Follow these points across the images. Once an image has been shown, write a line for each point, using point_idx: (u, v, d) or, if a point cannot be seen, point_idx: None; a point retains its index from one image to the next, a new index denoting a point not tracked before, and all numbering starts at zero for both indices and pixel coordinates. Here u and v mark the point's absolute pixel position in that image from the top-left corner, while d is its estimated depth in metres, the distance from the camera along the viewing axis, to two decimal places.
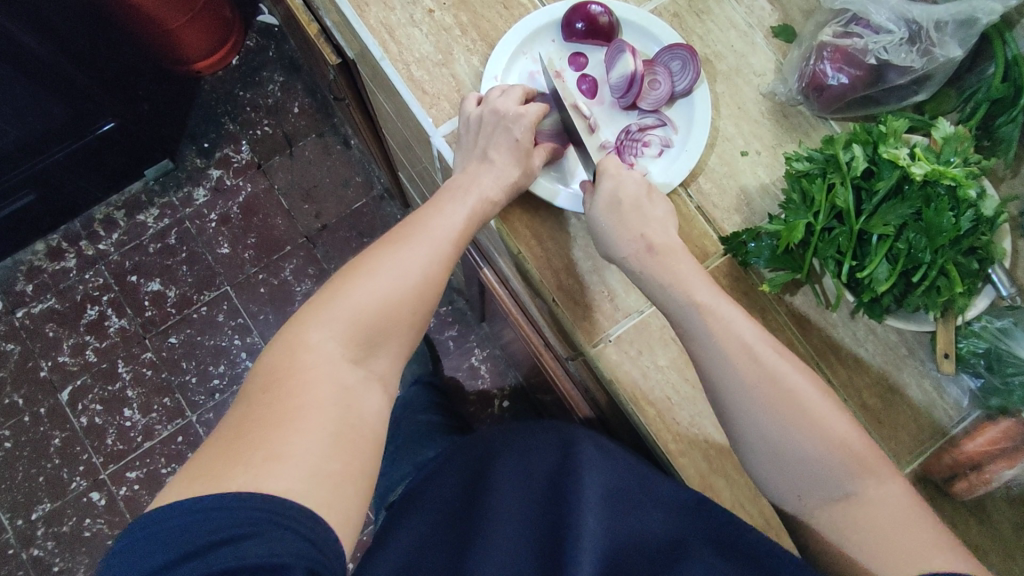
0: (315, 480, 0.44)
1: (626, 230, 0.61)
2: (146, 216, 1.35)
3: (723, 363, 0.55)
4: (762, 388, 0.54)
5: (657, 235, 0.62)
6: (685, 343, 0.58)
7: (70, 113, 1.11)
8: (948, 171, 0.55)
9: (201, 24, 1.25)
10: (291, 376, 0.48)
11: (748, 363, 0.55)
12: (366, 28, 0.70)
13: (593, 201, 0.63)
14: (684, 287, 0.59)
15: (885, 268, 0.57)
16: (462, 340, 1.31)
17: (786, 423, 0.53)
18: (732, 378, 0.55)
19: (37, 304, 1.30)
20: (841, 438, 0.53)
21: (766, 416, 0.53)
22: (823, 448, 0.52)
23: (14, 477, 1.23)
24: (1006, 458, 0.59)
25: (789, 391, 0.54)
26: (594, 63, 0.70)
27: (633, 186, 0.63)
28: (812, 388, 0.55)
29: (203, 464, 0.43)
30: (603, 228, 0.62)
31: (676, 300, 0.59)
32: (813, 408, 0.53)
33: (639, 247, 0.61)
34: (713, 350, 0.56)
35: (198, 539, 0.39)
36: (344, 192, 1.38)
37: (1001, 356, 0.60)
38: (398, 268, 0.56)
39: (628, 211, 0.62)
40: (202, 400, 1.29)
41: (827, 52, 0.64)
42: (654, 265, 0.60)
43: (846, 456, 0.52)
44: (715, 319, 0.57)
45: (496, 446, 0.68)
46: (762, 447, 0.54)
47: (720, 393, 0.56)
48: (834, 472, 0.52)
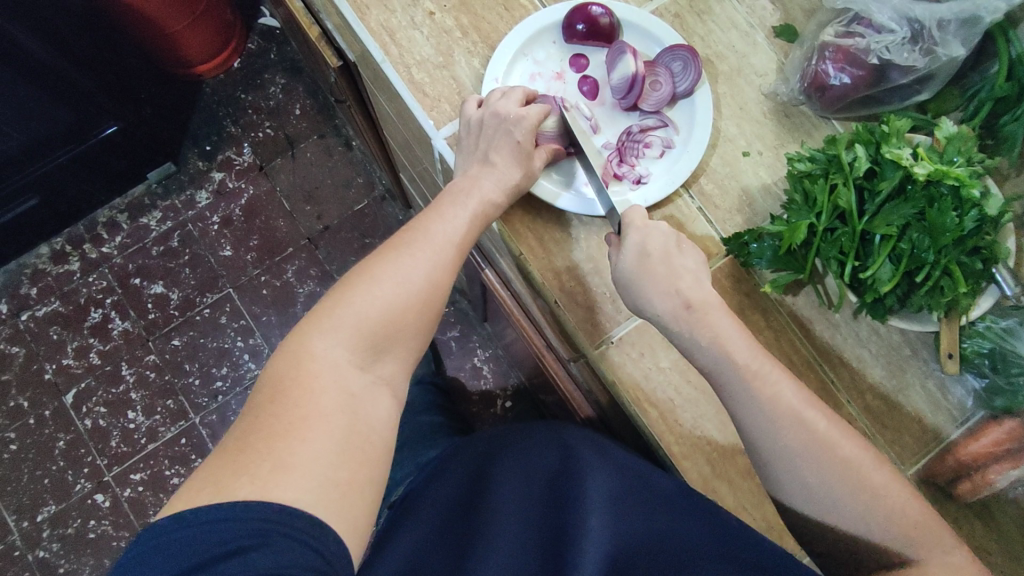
0: (323, 488, 0.44)
1: (660, 290, 0.58)
2: (149, 219, 1.35)
3: (773, 433, 0.53)
4: (815, 456, 0.52)
5: (692, 290, 0.58)
6: (729, 408, 0.56)
7: (73, 116, 1.11)
8: (952, 170, 0.55)
9: (203, 26, 1.25)
10: (295, 384, 0.48)
11: (801, 434, 0.53)
12: (367, 31, 0.70)
13: (624, 257, 0.60)
14: (728, 350, 0.56)
15: (888, 268, 0.57)
16: (465, 340, 1.31)
17: (843, 492, 0.52)
18: (782, 445, 0.53)
19: (41, 307, 1.31)
20: (898, 505, 0.52)
21: (821, 485, 0.52)
22: (881, 519, 0.52)
23: (19, 479, 1.24)
24: (1011, 459, 0.60)
25: (843, 458, 0.53)
26: (595, 64, 0.70)
27: (661, 237, 0.60)
28: (864, 451, 0.53)
29: (208, 474, 0.43)
30: (641, 287, 0.59)
31: (721, 364, 0.56)
32: (869, 475, 0.52)
33: (676, 306, 0.58)
34: (762, 419, 0.54)
35: (205, 552, 0.39)
36: (346, 194, 1.38)
37: (1006, 356, 0.60)
38: (402, 275, 0.55)
39: (660, 267, 0.59)
40: (206, 402, 1.29)
41: (829, 52, 0.64)
42: (694, 326, 0.57)
43: (905, 525, 0.52)
44: (763, 386, 0.54)
45: (498, 450, 0.68)
46: (815, 513, 0.53)
47: (774, 463, 0.54)
48: (893, 539, 0.52)
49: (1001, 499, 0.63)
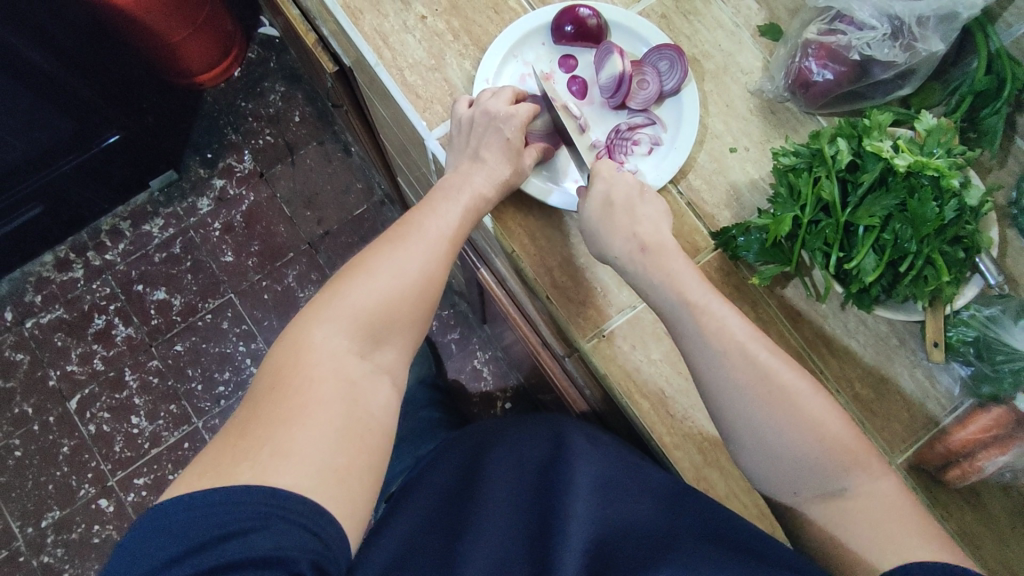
0: (321, 474, 0.45)
1: (618, 231, 0.62)
2: (152, 226, 1.37)
3: (716, 363, 0.56)
4: (753, 385, 0.55)
5: (648, 232, 0.63)
6: (678, 342, 0.59)
7: (74, 126, 1.14)
8: (932, 162, 0.56)
9: (202, 37, 1.27)
10: (295, 372, 0.49)
11: (741, 363, 0.55)
12: (361, 36, 0.72)
13: (585, 204, 0.64)
14: (678, 285, 0.59)
15: (872, 258, 0.58)
16: (464, 342, 1.33)
17: (779, 418, 0.54)
18: (725, 375, 0.55)
19: (46, 314, 1.33)
20: (830, 433, 0.53)
21: (759, 412, 0.54)
22: (814, 446, 0.53)
23: (24, 485, 1.25)
24: (998, 445, 0.60)
25: (782, 387, 0.55)
26: (584, 65, 0.72)
27: (624, 187, 0.64)
28: (806, 385, 0.55)
29: (210, 460, 0.44)
30: (596, 229, 0.63)
31: (668, 299, 0.59)
32: (806, 405, 0.54)
33: (631, 246, 0.62)
34: (707, 351, 0.56)
35: (206, 532, 0.40)
36: (346, 199, 1.40)
37: (990, 344, 0.61)
38: (398, 268, 0.57)
39: (619, 212, 0.63)
40: (208, 406, 1.30)
41: (812, 49, 0.65)
42: (646, 264, 0.61)
43: (835, 452, 0.53)
44: (707, 319, 0.57)
45: (492, 439, 0.69)
46: (754, 444, 0.55)
47: (715, 392, 0.56)
48: (826, 465, 0.53)
49: (990, 485, 0.64)
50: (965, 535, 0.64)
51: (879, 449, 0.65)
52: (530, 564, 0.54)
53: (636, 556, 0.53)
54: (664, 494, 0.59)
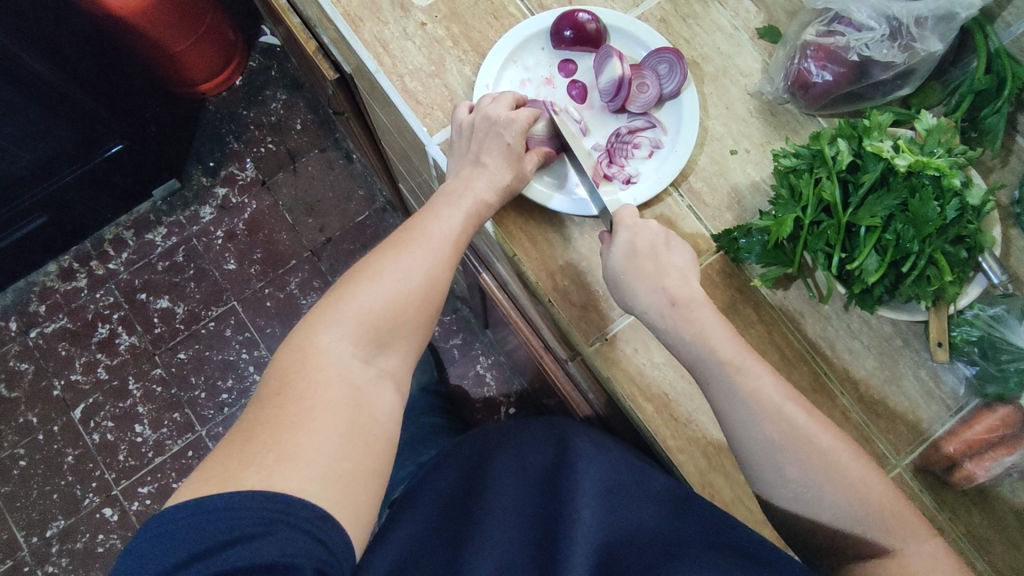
0: (327, 479, 0.45)
1: (647, 284, 0.61)
2: (154, 235, 1.37)
3: (753, 424, 0.55)
4: (794, 449, 0.54)
5: (677, 286, 0.61)
6: (713, 401, 0.58)
7: (78, 135, 1.14)
8: (933, 161, 0.56)
9: (204, 46, 1.28)
10: (301, 377, 0.49)
11: (780, 424, 0.55)
12: (361, 43, 0.72)
13: (614, 257, 0.63)
14: (711, 343, 0.58)
15: (874, 259, 0.58)
16: (467, 348, 1.33)
17: (822, 481, 0.53)
18: (762, 436, 0.55)
19: (49, 324, 1.33)
20: (871, 494, 0.54)
21: (800, 475, 0.54)
22: (857, 507, 0.53)
23: (28, 494, 1.25)
24: (1005, 445, 0.60)
25: (821, 449, 0.54)
26: (583, 69, 0.72)
27: (649, 235, 0.63)
28: (841, 442, 0.55)
29: (215, 465, 0.44)
30: (628, 284, 0.62)
31: (703, 358, 0.58)
32: (847, 465, 0.54)
33: (661, 301, 0.60)
34: (743, 410, 0.56)
35: (211, 539, 0.40)
36: (347, 206, 1.40)
37: (995, 343, 0.60)
38: (402, 272, 0.57)
39: (647, 262, 0.62)
40: (212, 414, 1.30)
41: (810, 51, 0.66)
42: (677, 321, 0.60)
43: (880, 514, 0.53)
44: (745, 379, 0.56)
45: (495, 443, 0.69)
46: (795, 503, 0.55)
47: (754, 454, 0.55)
48: (869, 527, 0.53)
49: (997, 486, 0.63)
50: (973, 536, 0.63)
51: (885, 451, 0.65)
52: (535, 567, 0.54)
53: (642, 563, 0.53)
54: (669, 498, 0.59)
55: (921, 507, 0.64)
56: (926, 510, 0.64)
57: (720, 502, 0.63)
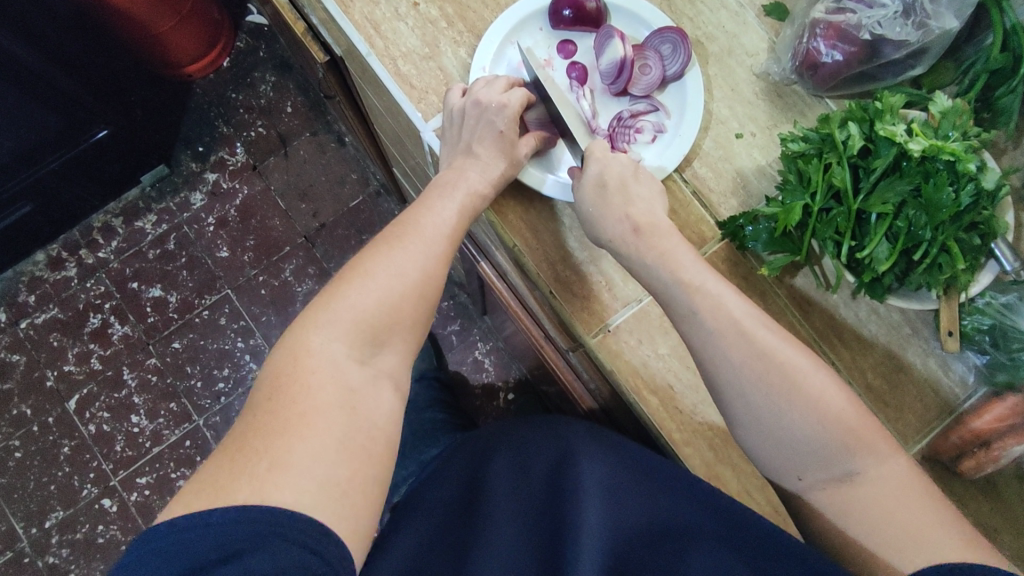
0: (324, 488, 0.44)
1: (612, 212, 0.60)
2: (144, 223, 1.35)
3: (711, 341, 0.54)
4: (752, 366, 0.52)
5: (641, 214, 0.60)
6: (676, 324, 0.57)
7: (64, 121, 1.11)
8: (947, 145, 0.54)
9: (190, 27, 1.24)
10: (292, 380, 0.48)
11: (740, 342, 0.53)
12: (351, 24, 0.69)
13: (579, 186, 0.62)
14: (673, 268, 0.57)
15: (885, 247, 0.56)
16: (465, 334, 1.31)
17: (783, 403, 0.52)
18: (721, 353, 0.53)
19: (40, 314, 1.31)
20: (836, 414, 0.51)
21: (761, 398, 0.52)
22: (819, 427, 0.51)
23: (26, 486, 1.24)
24: (1015, 434, 0.58)
25: (780, 366, 0.52)
26: (583, 50, 0.69)
27: (619, 166, 0.61)
28: (805, 359, 0.53)
29: (207, 478, 0.43)
30: (591, 213, 0.61)
31: (666, 281, 0.57)
32: (807, 383, 0.52)
33: (625, 228, 0.60)
34: (701, 329, 0.54)
35: (202, 556, 0.39)
36: (341, 190, 1.37)
37: (1005, 331, 0.59)
38: (397, 268, 0.55)
39: (614, 193, 0.61)
40: (209, 403, 1.29)
41: (820, 29, 0.63)
42: (639, 247, 0.59)
43: (841, 433, 0.51)
44: (704, 298, 0.55)
45: (499, 444, 0.67)
46: (754, 427, 0.53)
47: (713, 374, 0.54)
48: (829, 451, 0.51)
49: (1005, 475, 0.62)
50: (981, 526, 0.62)
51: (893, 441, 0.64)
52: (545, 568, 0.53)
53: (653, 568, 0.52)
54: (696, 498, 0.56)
55: None
56: None
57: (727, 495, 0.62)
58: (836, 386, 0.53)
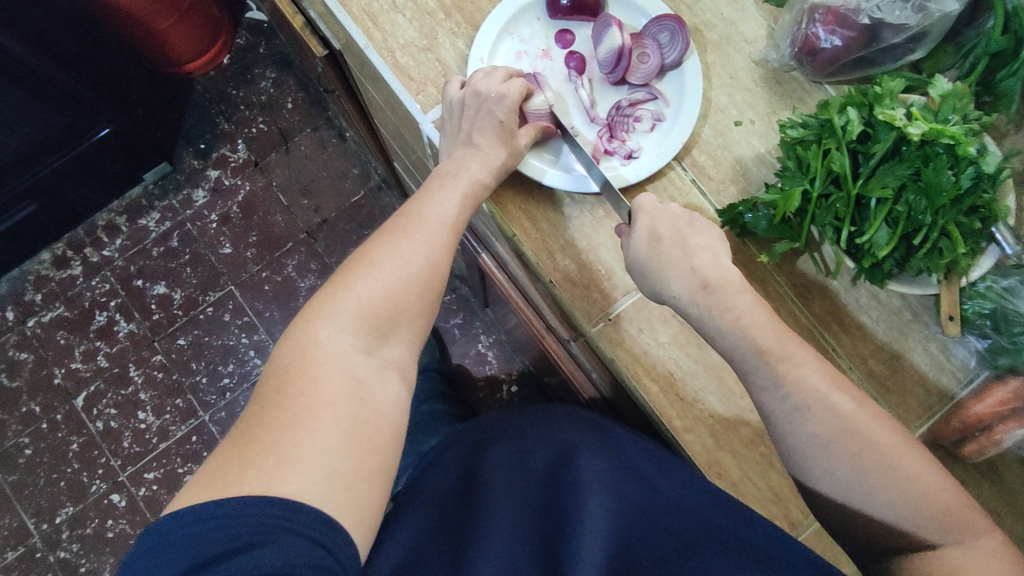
0: (331, 479, 0.44)
1: (676, 269, 0.57)
2: (148, 220, 1.35)
3: (798, 417, 0.54)
4: (842, 442, 0.53)
5: (709, 267, 0.57)
6: (753, 393, 0.57)
7: (66, 120, 1.12)
8: (947, 129, 0.54)
9: (190, 24, 1.24)
10: (300, 372, 0.48)
11: (828, 417, 0.53)
12: (349, 16, 0.69)
13: (633, 241, 0.60)
14: (748, 331, 0.55)
15: (885, 232, 0.56)
16: (468, 327, 1.31)
17: (876, 480, 0.52)
18: (808, 428, 0.54)
19: (47, 313, 1.32)
20: (930, 492, 0.52)
21: (851, 472, 0.52)
22: (912, 502, 0.51)
23: (36, 483, 1.25)
24: (1016, 418, 0.58)
25: (871, 442, 0.52)
26: (581, 39, 0.69)
27: (671, 218, 0.59)
28: (895, 436, 0.53)
29: (214, 471, 0.43)
30: (650, 271, 0.58)
31: (739, 347, 0.56)
32: (903, 461, 0.52)
33: (692, 285, 0.57)
34: (786, 403, 0.54)
35: (210, 548, 0.39)
36: (342, 185, 1.38)
37: (1007, 315, 0.59)
38: (402, 259, 0.55)
39: (670, 248, 0.58)
40: (214, 399, 1.30)
41: (818, 15, 0.62)
42: (708, 307, 0.56)
43: (936, 511, 0.51)
44: (787, 369, 0.54)
45: (499, 433, 0.68)
46: (841, 497, 0.53)
47: (798, 446, 0.54)
48: (923, 526, 0.51)
49: (1008, 460, 0.62)
50: (982, 509, 0.63)
51: None
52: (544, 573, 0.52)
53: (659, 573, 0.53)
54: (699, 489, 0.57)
55: None
56: None
57: (728, 481, 0.62)
58: (927, 461, 0.53)
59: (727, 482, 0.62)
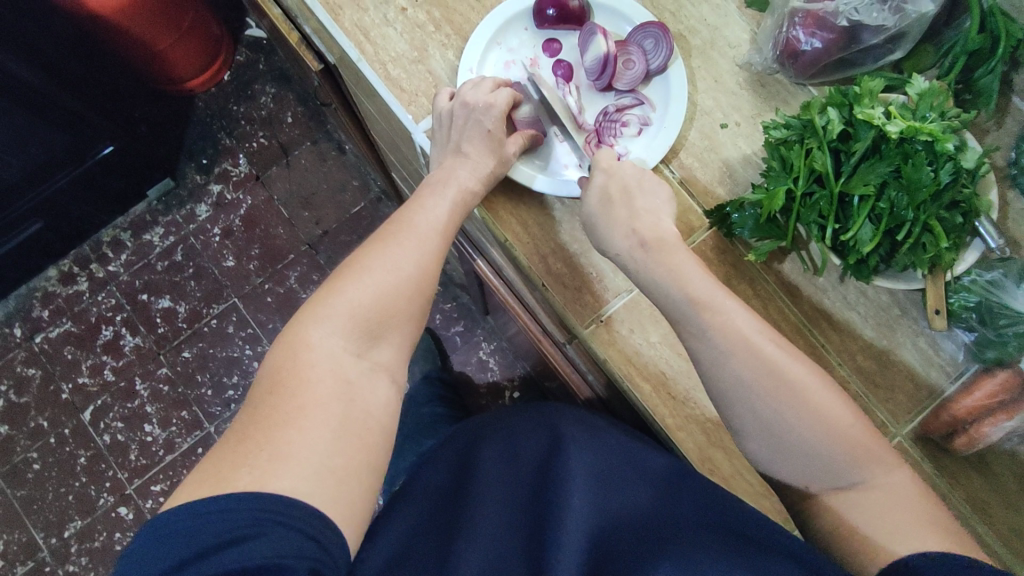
0: (322, 475, 0.46)
1: (619, 226, 0.61)
2: (152, 235, 1.37)
3: (722, 359, 0.54)
4: (762, 381, 0.53)
5: (648, 228, 0.61)
6: (685, 340, 0.57)
7: (69, 138, 1.14)
8: (924, 126, 0.55)
9: (190, 42, 1.26)
10: (292, 373, 0.49)
11: (752, 360, 0.53)
12: (341, 31, 0.71)
13: (587, 199, 0.63)
14: (682, 282, 0.57)
15: (868, 228, 0.57)
16: (468, 334, 1.33)
17: (794, 419, 0.52)
18: (731, 371, 0.54)
19: (54, 328, 1.34)
20: (845, 431, 0.52)
21: (771, 411, 0.52)
22: (827, 439, 0.51)
23: (44, 497, 1.27)
24: (1005, 410, 0.59)
25: (789, 381, 0.52)
26: (568, 48, 0.71)
27: (622, 178, 0.63)
28: (814, 375, 0.53)
29: (208, 469, 0.44)
30: (598, 225, 0.62)
31: (674, 297, 0.57)
32: (819, 400, 0.52)
33: (632, 244, 0.60)
34: (712, 348, 0.54)
35: (204, 542, 0.40)
36: (342, 197, 1.40)
37: (992, 308, 0.59)
38: (392, 264, 0.57)
39: (620, 206, 0.62)
40: (219, 411, 1.31)
41: (798, 18, 0.64)
42: (651, 261, 0.59)
43: (848, 447, 0.51)
44: (714, 315, 0.55)
45: (490, 432, 0.68)
46: (765, 439, 0.53)
47: (723, 389, 0.54)
48: (836, 463, 0.51)
49: (999, 453, 0.63)
50: (975, 502, 0.63)
51: (885, 421, 0.65)
52: (525, 565, 0.53)
53: (629, 551, 0.52)
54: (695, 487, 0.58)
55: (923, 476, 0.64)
56: (927, 478, 0.64)
57: (721, 478, 0.63)
58: (843, 401, 0.53)
59: (720, 479, 0.63)
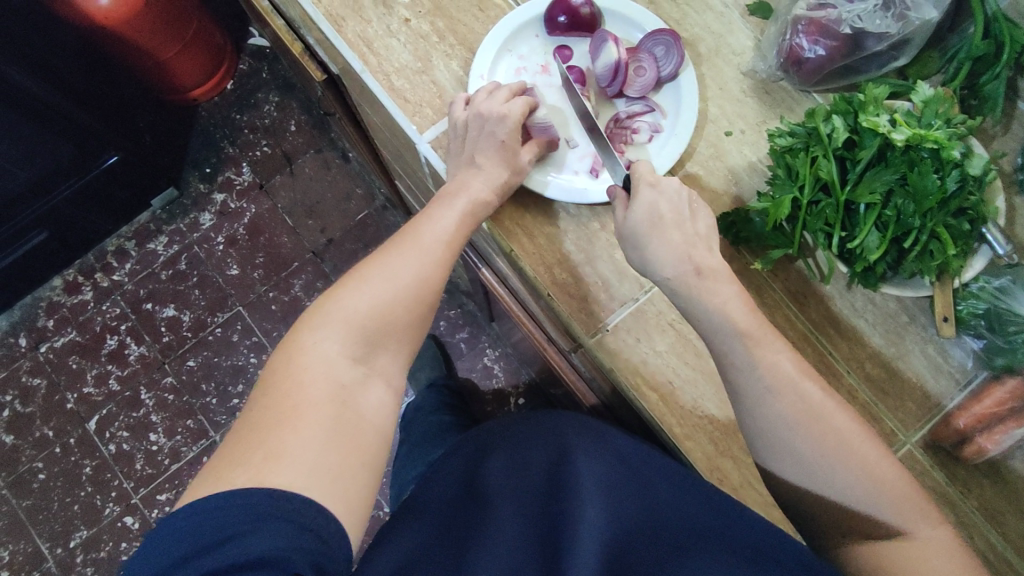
0: (316, 474, 0.45)
1: (669, 248, 0.59)
2: (156, 245, 1.38)
3: (766, 397, 0.54)
4: (806, 424, 0.53)
5: (703, 256, 0.59)
6: (726, 373, 0.57)
7: (75, 149, 1.14)
8: (930, 133, 0.55)
9: (194, 53, 1.27)
10: (287, 377, 0.49)
11: (796, 401, 0.53)
12: (345, 42, 0.71)
13: (633, 213, 0.61)
14: (727, 313, 0.56)
15: (875, 235, 0.57)
16: (473, 341, 1.33)
17: (837, 466, 0.52)
18: (773, 409, 0.54)
19: (59, 338, 1.34)
20: (887, 479, 0.52)
21: (815, 454, 0.52)
22: (870, 489, 0.51)
23: (50, 507, 1.27)
24: (1014, 418, 0.59)
25: (836, 430, 0.53)
26: (579, 54, 0.71)
27: (671, 197, 0.60)
28: (858, 425, 0.53)
29: (208, 471, 0.45)
30: (645, 246, 0.60)
31: (717, 326, 0.56)
32: (863, 447, 0.52)
33: (686, 269, 0.58)
34: (758, 384, 0.54)
35: (203, 538, 0.40)
36: (346, 205, 1.40)
37: (1001, 315, 0.59)
38: (391, 273, 0.57)
39: (670, 228, 0.59)
40: (224, 419, 1.31)
41: (802, 26, 0.64)
42: (700, 290, 0.57)
43: (892, 497, 0.51)
44: (762, 352, 0.55)
45: (500, 445, 0.69)
46: (803, 478, 0.53)
47: (764, 426, 0.54)
48: (876, 511, 0.51)
49: (1010, 461, 0.63)
50: (987, 510, 0.63)
51: (894, 428, 0.64)
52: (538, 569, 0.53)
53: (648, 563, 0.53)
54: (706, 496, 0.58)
55: (933, 484, 0.63)
56: (938, 486, 0.63)
57: (730, 488, 0.63)
58: (885, 451, 0.53)
59: (730, 489, 0.63)
